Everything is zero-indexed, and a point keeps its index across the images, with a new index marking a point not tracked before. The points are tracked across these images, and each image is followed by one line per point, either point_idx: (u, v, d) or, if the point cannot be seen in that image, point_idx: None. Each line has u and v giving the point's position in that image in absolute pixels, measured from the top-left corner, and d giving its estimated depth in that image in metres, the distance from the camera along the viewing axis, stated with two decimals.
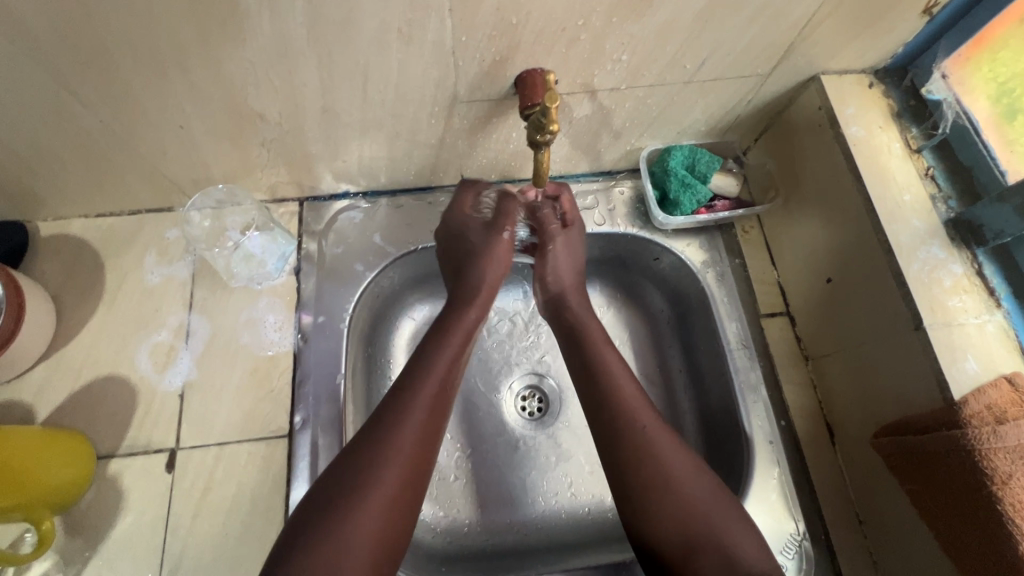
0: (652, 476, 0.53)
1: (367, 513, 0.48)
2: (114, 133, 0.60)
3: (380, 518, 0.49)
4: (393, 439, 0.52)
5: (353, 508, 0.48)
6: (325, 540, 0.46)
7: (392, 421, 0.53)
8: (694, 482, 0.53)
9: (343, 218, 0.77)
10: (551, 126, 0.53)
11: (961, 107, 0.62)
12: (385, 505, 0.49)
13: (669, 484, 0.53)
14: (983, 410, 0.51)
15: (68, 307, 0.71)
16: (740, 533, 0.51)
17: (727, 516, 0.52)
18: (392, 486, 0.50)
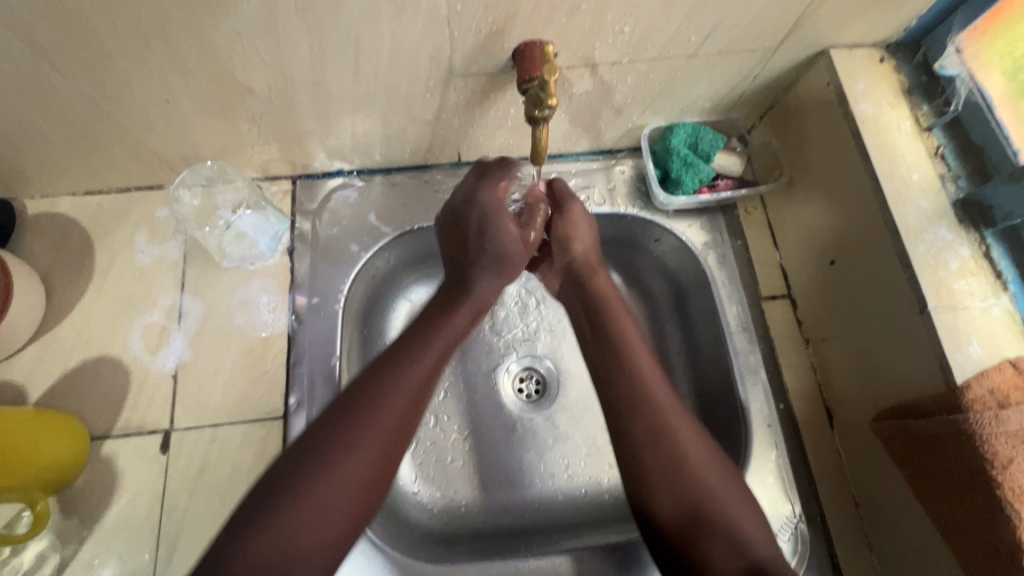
0: (655, 447, 0.53)
1: (320, 498, 0.45)
2: (98, 107, 0.58)
3: (351, 496, 0.47)
4: (374, 421, 0.49)
5: (315, 494, 0.45)
6: (299, 497, 0.45)
7: (372, 401, 0.50)
8: (697, 449, 0.53)
9: (338, 197, 0.75)
10: (550, 100, 0.54)
11: (975, 83, 0.59)
12: (353, 490, 0.47)
13: (675, 457, 0.52)
14: (986, 394, 0.50)
15: (58, 287, 0.70)
16: (739, 504, 0.51)
17: (733, 492, 0.51)
18: (362, 466, 0.47)
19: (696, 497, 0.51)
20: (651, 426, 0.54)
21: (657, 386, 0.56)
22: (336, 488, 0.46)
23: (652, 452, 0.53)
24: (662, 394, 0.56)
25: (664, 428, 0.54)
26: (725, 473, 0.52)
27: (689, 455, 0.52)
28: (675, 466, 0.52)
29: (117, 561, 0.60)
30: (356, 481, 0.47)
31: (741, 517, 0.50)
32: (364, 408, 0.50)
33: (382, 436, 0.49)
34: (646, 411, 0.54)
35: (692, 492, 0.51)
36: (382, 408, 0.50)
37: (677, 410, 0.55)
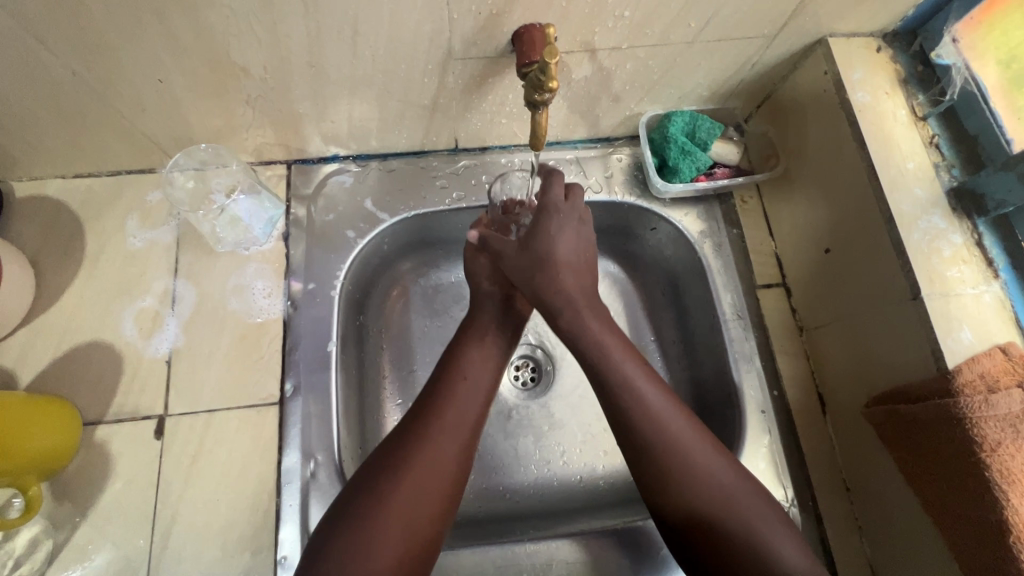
0: (674, 480, 0.52)
1: (374, 538, 0.48)
2: (88, 86, 0.57)
3: (409, 535, 0.50)
4: (419, 464, 0.52)
5: (364, 540, 0.48)
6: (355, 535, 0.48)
7: (434, 421, 0.55)
8: (717, 468, 0.53)
9: (333, 182, 0.75)
10: (550, 84, 0.51)
11: (970, 73, 0.60)
12: (402, 533, 0.49)
13: (698, 479, 0.52)
14: (976, 378, 0.51)
15: (47, 272, 0.69)
16: (770, 523, 0.51)
17: (765, 507, 0.52)
18: (413, 509, 0.50)
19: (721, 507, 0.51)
20: (666, 448, 0.53)
21: (670, 414, 0.54)
22: (411, 504, 0.50)
23: (677, 475, 0.52)
24: (684, 425, 0.54)
25: (687, 454, 0.53)
26: (753, 489, 0.53)
27: (712, 477, 0.52)
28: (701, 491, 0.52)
29: (112, 546, 0.59)
30: (430, 493, 0.52)
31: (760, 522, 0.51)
32: (430, 425, 0.55)
33: (450, 451, 0.54)
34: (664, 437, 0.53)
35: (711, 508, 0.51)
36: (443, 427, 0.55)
37: (691, 428, 0.54)
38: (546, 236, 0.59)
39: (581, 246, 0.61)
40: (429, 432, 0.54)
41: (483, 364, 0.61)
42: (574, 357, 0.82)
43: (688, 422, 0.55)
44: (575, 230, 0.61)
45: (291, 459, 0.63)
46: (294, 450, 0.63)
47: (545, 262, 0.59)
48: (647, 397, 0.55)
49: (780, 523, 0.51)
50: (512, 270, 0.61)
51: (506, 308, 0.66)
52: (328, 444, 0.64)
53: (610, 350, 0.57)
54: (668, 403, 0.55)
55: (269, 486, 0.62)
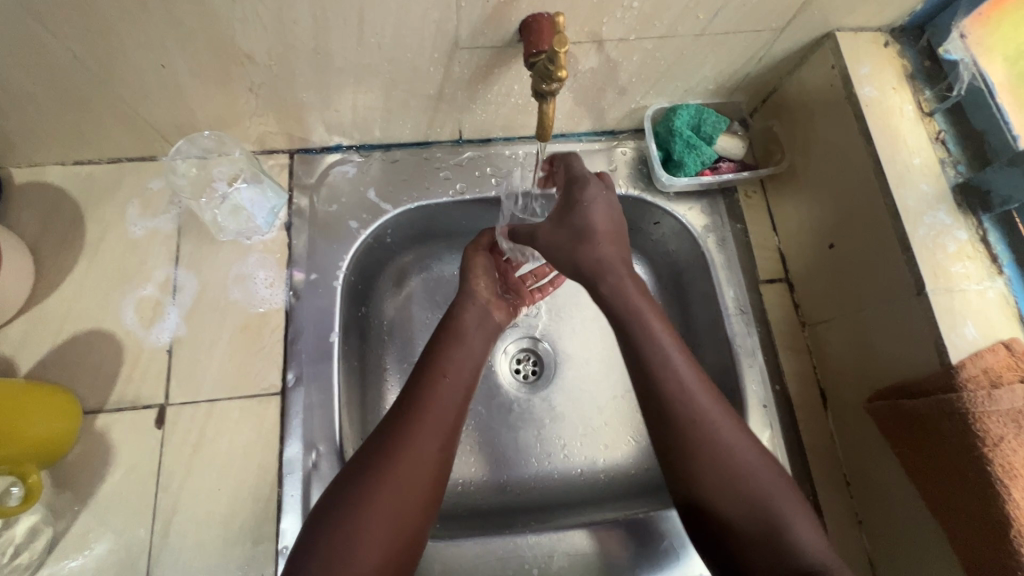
0: (701, 454, 0.53)
1: (351, 538, 0.48)
2: (90, 71, 0.56)
3: (388, 532, 0.50)
4: (398, 462, 0.52)
5: (342, 538, 0.48)
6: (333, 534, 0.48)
7: (413, 418, 0.55)
8: (740, 447, 0.53)
9: (336, 172, 0.74)
10: (559, 74, 0.50)
11: (977, 69, 0.60)
12: (381, 531, 0.49)
13: (722, 459, 0.53)
14: (980, 373, 0.51)
15: (46, 260, 0.68)
16: (792, 505, 0.51)
17: (785, 487, 0.52)
18: (391, 507, 0.50)
19: (739, 483, 0.52)
20: (694, 429, 0.54)
21: (701, 394, 0.55)
22: (393, 500, 0.51)
23: (700, 455, 0.53)
24: (712, 407, 0.55)
25: (712, 436, 0.53)
26: (777, 474, 0.53)
27: (736, 455, 0.53)
28: (724, 470, 0.52)
29: (112, 535, 0.59)
30: (412, 490, 0.52)
31: (778, 498, 0.51)
32: (410, 424, 0.54)
33: (430, 448, 0.54)
34: (693, 415, 0.54)
35: (732, 485, 0.52)
36: (423, 423, 0.55)
37: (719, 408, 0.55)
38: (582, 209, 0.59)
39: (615, 218, 0.60)
40: (409, 428, 0.54)
41: (459, 362, 0.61)
42: (575, 349, 0.82)
43: (716, 403, 0.55)
44: (607, 202, 0.60)
45: (292, 449, 0.63)
46: (296, 440, 0.63)
47: (589, 234, 0.58)
48: (682, 375, 0.55)
49: (800, 503, 0.52)
50: (546, 245, 0.61)
51: (481, 314, 0.67)
52: (329, 434, 0.64)
53: (651, 326, 0.57)
54: (700, 385, 0.56)
55: (270, 476, 0.62)
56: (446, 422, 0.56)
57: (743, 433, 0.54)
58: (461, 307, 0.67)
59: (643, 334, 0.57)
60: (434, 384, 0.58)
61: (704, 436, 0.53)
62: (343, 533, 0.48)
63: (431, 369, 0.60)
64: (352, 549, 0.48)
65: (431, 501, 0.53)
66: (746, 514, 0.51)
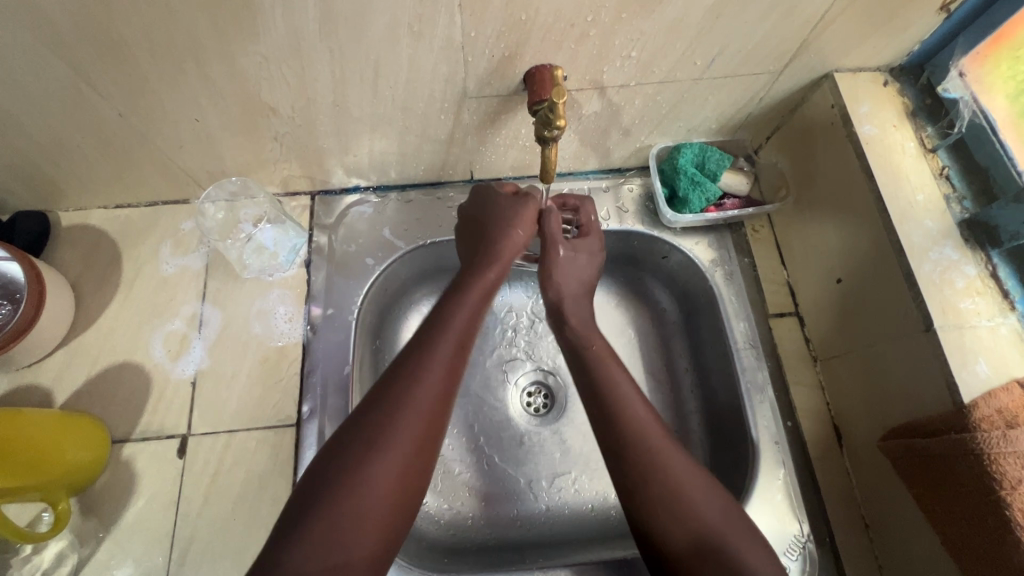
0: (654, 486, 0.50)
1: (343, 520, 0.44)
2: (131, 125, 0.61)
3: (384, 509, 0.46)
4: (396, 422, 0.48)
5: (333, 521, 0.44)
6: (330, 517, 0.44)
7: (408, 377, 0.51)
8: (690, 483, 0.50)
9: (354, 212, 0.78)
10: (557, 121, 0.54)
11: (978, 106, 0.60)
12: (370, 509, 0.45)
13: (708, 533, 0.48)
14: (994, 414, 0.50)
15: (86, 296, 0.73)
16: (743, 535, 0.48)
17: (733, 520, 0.49)
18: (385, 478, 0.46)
19: (721, 544, 0.47)
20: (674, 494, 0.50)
21: (641, 412, 0.55)
22: (372, 467, 0.46)
23: (671, 521, 0.49)
24: (648, 422, 0.54)
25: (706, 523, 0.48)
26: (722, 503, 0.50)
27: (683, 482, 0.50)
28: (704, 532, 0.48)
29: (132, 562, 0.61)
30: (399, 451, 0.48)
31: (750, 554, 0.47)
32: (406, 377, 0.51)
33: (388, 476, 0.47)
34: (657, 466, 0.51)
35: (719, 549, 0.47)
36: (393, 436, 0.48)
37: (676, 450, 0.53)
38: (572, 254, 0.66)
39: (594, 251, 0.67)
40: (403, 383, 0.50)
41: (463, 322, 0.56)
42: None
43: (654, 421, 0.55)
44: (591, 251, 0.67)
45: None
46: None
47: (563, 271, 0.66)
48: (631, 403, 0.55)
49: (745, 529, 0.49)
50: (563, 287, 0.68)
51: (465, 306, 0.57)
52: None
53: (619, 387, 0.57)
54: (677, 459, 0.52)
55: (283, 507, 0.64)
56: (418, 438, 0.49)
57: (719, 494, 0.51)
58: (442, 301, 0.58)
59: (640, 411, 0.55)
60: (415, 396, 0.50)
61: (672, 491, 0.50)
62: (334, 517, 0.44)
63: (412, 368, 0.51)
64: (325, 536, 0.43)
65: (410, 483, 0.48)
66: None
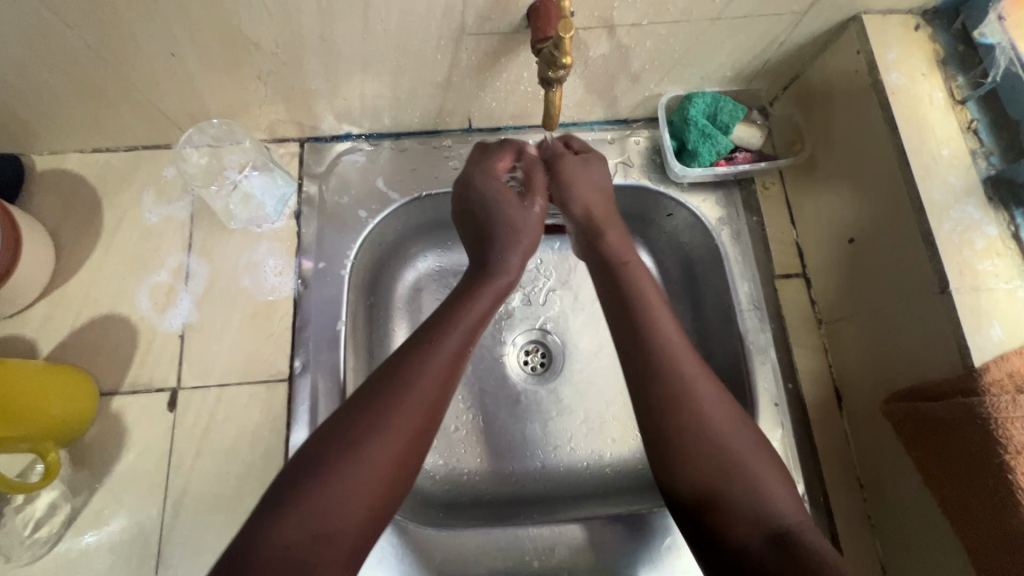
0: (678, 418, 0.50)
1: (329, 496, 0.43)
2: (102, 60, 0.57)
3: (371, 487, 0.45)
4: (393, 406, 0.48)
5: (318, 493, 0.43)
6: (317, 492, 0.43)
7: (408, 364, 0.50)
8: (726, 424, 0.50)
9: (345, 161, 0.74)
10: (563, 60, 0.49)
11: (1016, 53, 0.56)
12: (357, 486, 0.44)
13: (733, 475, 0.48)
14: (1004, 378, 0.49)
15: (66, 245, 0.70)
16: (769, 474, 0.48)
17: (757, 451, 0.50)
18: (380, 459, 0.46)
19: (745, 490, 0.47)
20: (722, 468, 0.48)
21: (687, 363, 0.53)
22: (366, 448, 0.46)
23: (687, 464, 0.49)
24: (691, 367, 0.53)
25: (731, 460, 0.48)
26: (753, 438, 0.50)
27: (718, 421, 0.50)
28: (725, 463, 0.48)
29: (126, 513, 0.61)
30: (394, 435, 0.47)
31: (775, 495, 0.47)
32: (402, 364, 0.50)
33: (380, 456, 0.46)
34: (688, 400, 0.51)
35: (738, 492, 0.47)
36: (392, 419, 0.47)
37: (717, 394, 0.52)
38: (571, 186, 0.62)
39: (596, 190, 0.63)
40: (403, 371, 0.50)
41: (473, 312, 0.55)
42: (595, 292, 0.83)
43: (701, 367, 0.53)
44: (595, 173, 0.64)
45: (298, 436, 0.64)
46: (302, 427, 0.64)
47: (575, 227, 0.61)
48: (666, 336, 0.54)
49: (770, 464, 0.49)
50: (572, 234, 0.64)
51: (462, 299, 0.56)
52: None
53: (667, 334, 0.54)
54: (732, 421, 0.51)
55: (277, 461, 0.63)
56: (416, 423, 0.48)
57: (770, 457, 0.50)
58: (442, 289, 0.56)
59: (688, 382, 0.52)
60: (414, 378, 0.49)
61: (698, 427, 0.50)
62: (322, 491, 0.43)
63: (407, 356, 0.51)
64: (309, 508, 0.43)
65: (405, 464, 0.48)
66: (785, 566, 0.43)
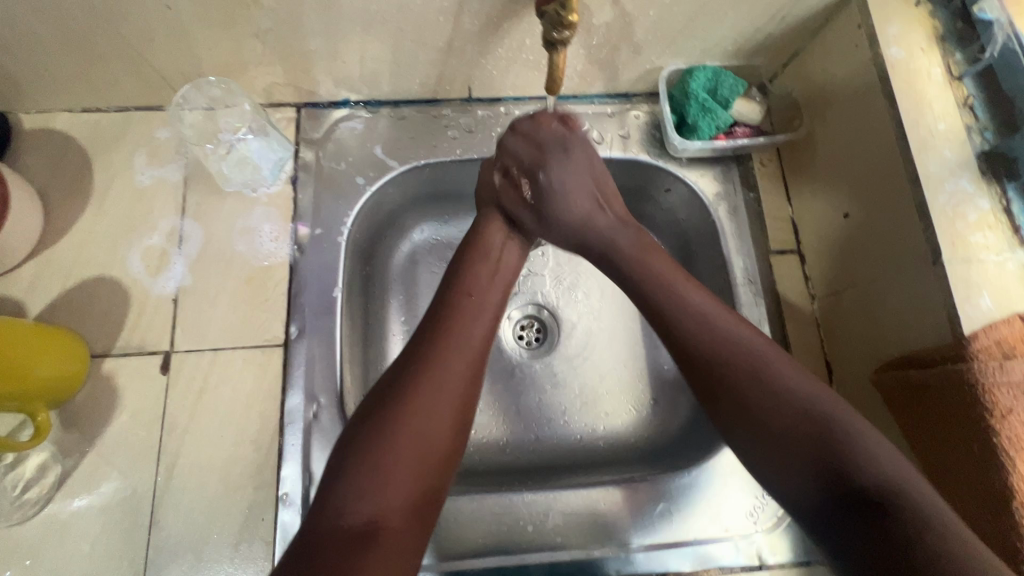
0: (755, 386, 0.48)
1: (380, 468, 0.44)
2: (94, 10, 0.55)
3: (423, 458, 0.46)
4: (430, 383, 0.48)
5: (369, 469, 0.44)
6: (367, 467, 0.44)
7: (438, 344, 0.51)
8: (798, 388, 0.47)
9: (343, 128, 0.73)
10: (569, 19, 0.49)
11: (1013, 30, 0.57)
12: (409, 459, 0.45)
13: (822, 438, 0.45)
14: (992, 345, 0.50)
15: (55, 205, 0.68)
16: (860, 434, 0.44)
17: (837, 411, 0.46)
18: (426, 434, 0.46)
19: (846, 454, 0.43)
20: (809, 432, 0.45)
21: (735, 326, 0.51)
22: (414, 425, 0.46)
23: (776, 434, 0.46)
24: (742, 331, 0.51)
25: (819, 426, 0.45)
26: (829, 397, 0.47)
27: (789, 387, 0.47)
28: (813, 428, 0.45)
29: (118, 475, 0.61)
30: (438, 414, 0.47)
31: (879, 456, 0.43)
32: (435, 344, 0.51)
33: (428, 432, 0.46)
34: (759, 371, 0.48)
35: (844, 458, 0.43)
36: (431, 398, 0.48)
37: (780, 358, 0.49)
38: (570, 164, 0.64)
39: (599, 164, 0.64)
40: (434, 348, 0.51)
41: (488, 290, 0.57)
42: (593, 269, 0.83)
43: (750, 330, 0.51)
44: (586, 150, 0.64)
45: (293, 400, 0.64)
46: (297, 392, 0.64)
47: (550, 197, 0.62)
48: (699, 306, 0.53)
49: (862, 425, 0.45)
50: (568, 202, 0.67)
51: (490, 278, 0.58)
52: (331, 387, 0.65)
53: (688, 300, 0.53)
54: (798, 377, 0.48)
55: (271, 425, 0.63)
56: (456, 399, 0.49)
57: (866, 422, 0.46)
58: (469, 269, 0.58)
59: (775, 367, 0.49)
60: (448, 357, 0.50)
61: (773, 397, 0.47)
62: (374, 466, 0.44)
63: (445, 332, 0.52)
64: (363, 484, 0.43)
65: (455, 436, 0.48)
66: (892, 531, 0.39)
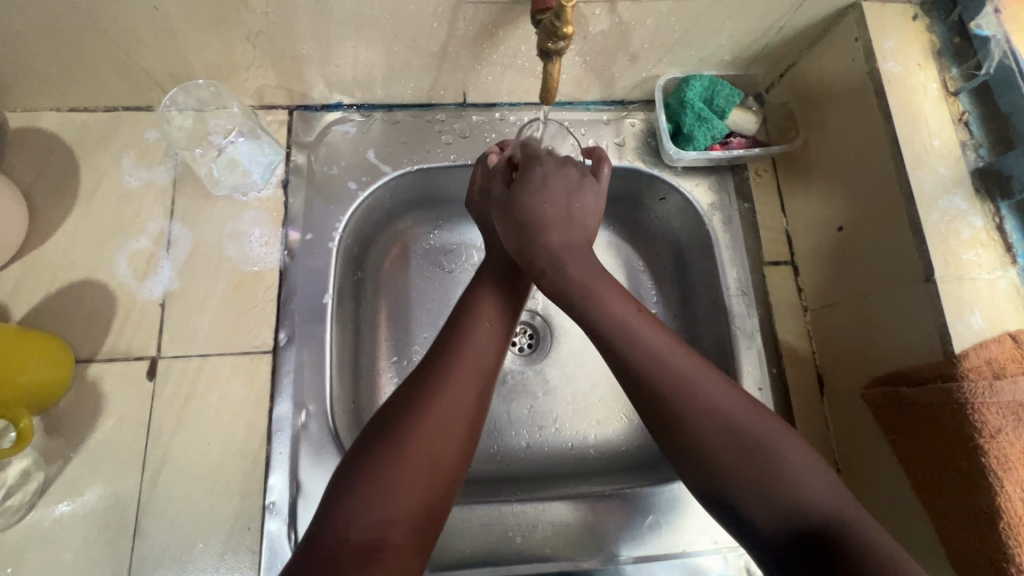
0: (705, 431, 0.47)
1: (389, 482, 0.44)
2: (81, 11, 0.54)
3: (431, 474, 0.46)
4: (441, 401, 0.49)
5: (377, 482, 0.44)
6: (378, 480, 0.44)
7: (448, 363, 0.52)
8: (760, 436, 0.46)
9: (336, 131, 0.73)
10: (564, 30, 0.48)
11: (1010, 47, 0.57)
12: (417, 473, 0.45)
13: (787, 497, 0.44)
14: (982, 364, 0.50)
15: (40, 207, 0.67)
16: (818, 484, 0.44)
17: (797, 456, 0.45)
18: (439, 451, 0.47)
19: (800, 512, 0.43)
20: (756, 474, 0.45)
21: (678, 359, 0.49)
22: (426, 440, 0.47)
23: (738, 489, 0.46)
24: (694, 368, 0.49)
25: (774, 482, 0.44)
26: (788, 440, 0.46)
27: (745, 434, 0.46)
28: (773, 482, 0.45)
29: (102, 482, 0.60)
30: (447, 431, 0.48)
31: (853, 515, 0.43)
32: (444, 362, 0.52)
33: (438, 447, 0.47)
34: (710, 417, 0.47)
35: (813, 526, 0.43)
36: (443, 413, 0.48)
37: (732, 397, 0.48)
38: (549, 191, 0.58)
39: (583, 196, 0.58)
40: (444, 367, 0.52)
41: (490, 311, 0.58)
42: None
43: (694, 359, 0.50)
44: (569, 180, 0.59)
45: (282, 408, 0.63)
46: (286, 399, 0.63)
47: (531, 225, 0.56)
48: (647, 341, 0.50)
49: (817, 469, 0.45)
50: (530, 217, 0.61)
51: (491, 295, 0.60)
52: (319, 395, 0.64)
53: (643, 335, 0.51)
54: (753, 421, 0.47)
55: (259, 433, 0.63)
56: (465, 418, 0.50)
57: (816, 459, 0.45)
58: (472, 292, 0.60)
59: (744, 421, 0.47)
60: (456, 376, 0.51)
61: (733, 447, 0.46)
62: (381, 482, 0.44)
63: (449, 354, 0.53)
64: (369, 500, 0.43)
65: (463, 453, 0.49)
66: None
